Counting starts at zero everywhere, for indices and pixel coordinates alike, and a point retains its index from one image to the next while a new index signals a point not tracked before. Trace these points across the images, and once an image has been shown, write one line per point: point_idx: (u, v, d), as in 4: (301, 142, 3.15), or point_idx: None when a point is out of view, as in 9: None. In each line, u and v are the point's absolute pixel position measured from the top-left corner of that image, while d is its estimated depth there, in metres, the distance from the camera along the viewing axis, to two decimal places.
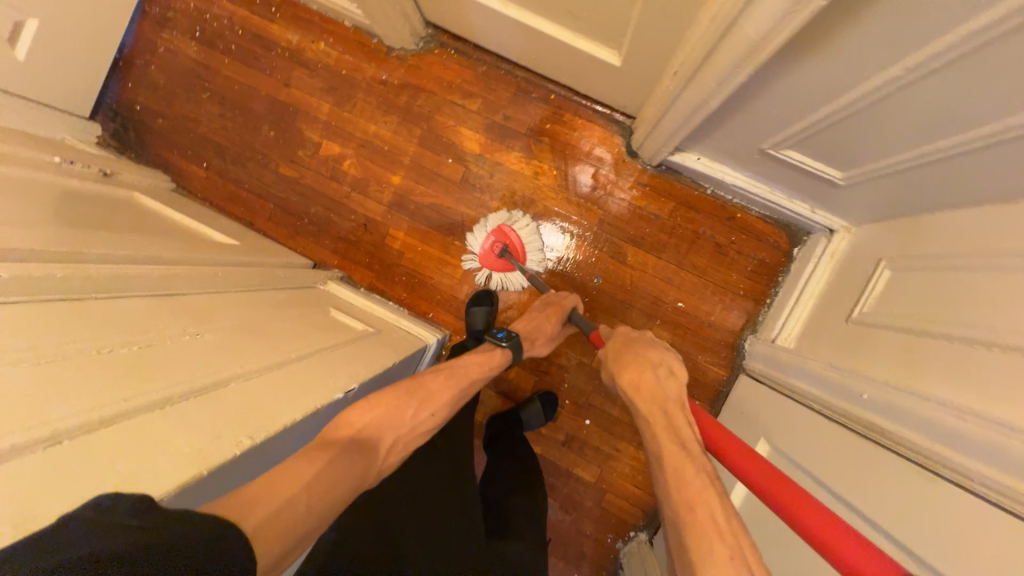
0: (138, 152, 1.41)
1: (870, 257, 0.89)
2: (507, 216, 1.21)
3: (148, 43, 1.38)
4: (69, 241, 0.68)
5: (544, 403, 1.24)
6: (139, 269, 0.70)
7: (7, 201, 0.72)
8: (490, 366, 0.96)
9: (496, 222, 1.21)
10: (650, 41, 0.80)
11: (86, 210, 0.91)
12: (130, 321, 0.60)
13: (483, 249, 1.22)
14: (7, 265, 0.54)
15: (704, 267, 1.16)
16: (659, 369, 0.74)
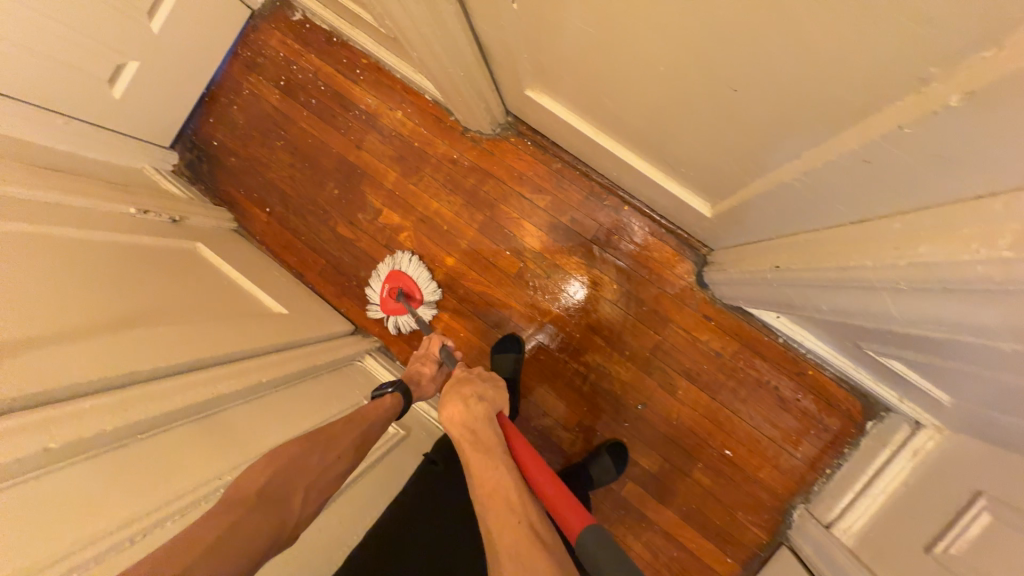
0: (207, 185, 1.44)
1: (964, 480, 0.78)
2: (392, 261, 1.24)
3: (235, 84, 1.41)
4: (128, 355, 0.68)
5: (612, 456, 1.11)
6: (188, 389, 0.69)
7: (80, 291, 0.73)
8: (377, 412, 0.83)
9: (387, 268, 1.24)
10: (752, 219, 0.73)
11: (150, 274, 0.91)
12: (172, 470, 0.60)
13: (380, 296, 1.24)
14: (67, 419, 0.54)
15: (760, 418, 1.07)
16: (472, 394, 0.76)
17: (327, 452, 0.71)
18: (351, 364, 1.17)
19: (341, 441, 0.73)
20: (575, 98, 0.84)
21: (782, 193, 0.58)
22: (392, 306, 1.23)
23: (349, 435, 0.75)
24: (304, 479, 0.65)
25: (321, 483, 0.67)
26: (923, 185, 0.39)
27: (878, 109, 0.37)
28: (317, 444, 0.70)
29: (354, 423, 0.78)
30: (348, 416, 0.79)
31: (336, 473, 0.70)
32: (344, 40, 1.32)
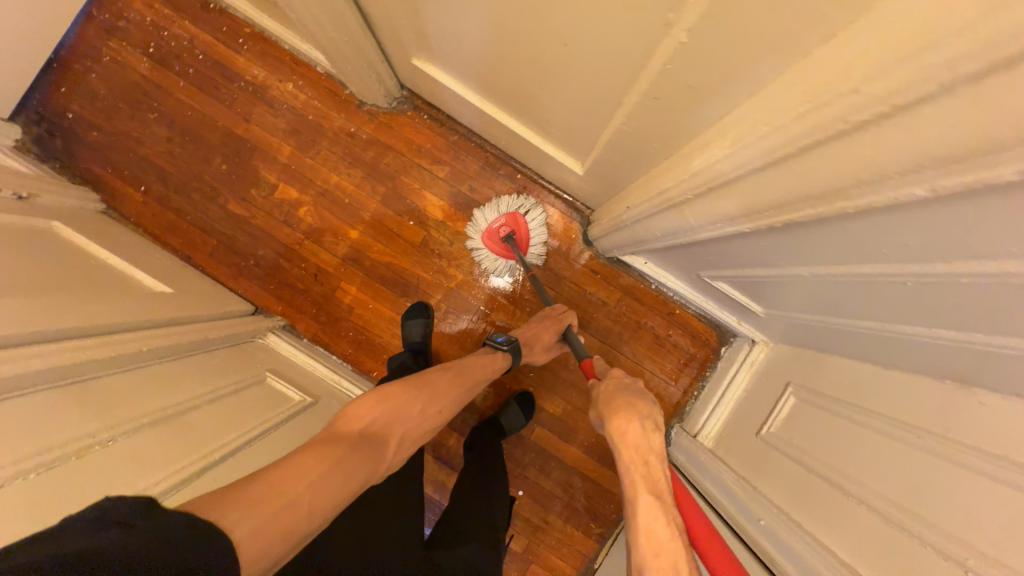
0: (64, 163, 1.28)
1: (780, 376, 1.00)
2: (519, 204, 1.21)
3: (91, 49, 1.26)
4: None
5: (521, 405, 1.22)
6: (48, 356, 0.64)
7: None
8: (491, 368, 0.96)
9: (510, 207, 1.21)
10: (608, 170, 0.86)
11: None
12: (33, 431, 0.56)
13: (489, 226, 1.22)
14: None
15: (642, 355, 1.24)
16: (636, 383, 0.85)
17: (430, 406, 0.81)
18: (252, 342, 1.14)
19: (443, 397, 0.84)
20: (457, 66, 0.90)
21: (618, 139, 0.71)
22: (493, 240, 1.22)
23: (449, 391, 0.86)
24: (403, 430, 0.75)
25: (405, 437, 0.76)
26: (689, 113, 0.51)
27: (651, 54, 0.49)
28: (428, 397, 0.81)
29: (460, 380, 0.89)
30: (453, 373, 0.89)
31: (426, 425, 0.81)
32: (221, 7, 1.25)
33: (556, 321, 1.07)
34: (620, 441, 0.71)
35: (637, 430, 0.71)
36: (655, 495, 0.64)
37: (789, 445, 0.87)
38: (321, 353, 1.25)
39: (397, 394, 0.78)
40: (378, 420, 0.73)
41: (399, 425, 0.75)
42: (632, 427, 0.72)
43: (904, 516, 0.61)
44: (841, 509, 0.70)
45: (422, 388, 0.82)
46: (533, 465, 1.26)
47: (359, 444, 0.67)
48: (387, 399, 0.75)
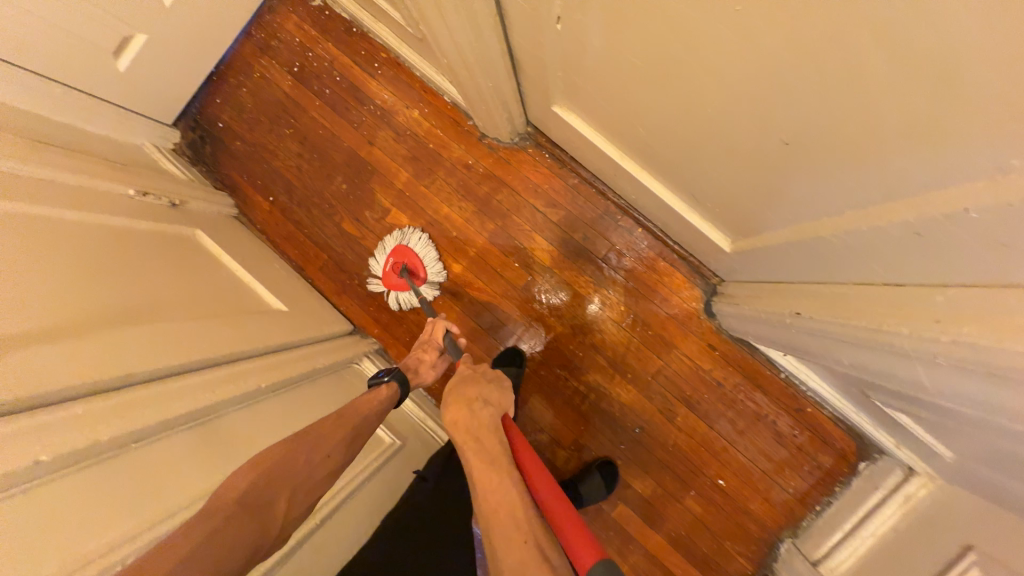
0: (209, 168, 1.39)
1: (955, 532, 0.80)
2: (400, 235, 1.23)
3: (246, 65, 1.35)
4: (125, 356, 0.65)
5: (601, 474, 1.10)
6: (176, 400, 0.66)
7: (77, 285, 0.70)
8: (377, 401, 0.82)
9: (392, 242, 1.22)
10: (775, 261, 0.72)
11: (150, 263, 0.88)
12: (164, 482, 0.59)
13: (382, 270, 1.22)
14: (66, 430, 0.53)
15: (756, 451, 1.08)
16: (477, 403, 0.74)
17: (318, 449, 0.69)
18: (349, 367, 1.15)
19: (333, 444, 0.71)
20: (604, 119, 0.82)
21: (816, 246, 0.58)
22: (392, 282, 1.22)
23: (339, 432, 0.73)
24: (291, 490, 0.63)
25: (309, 483, 0.66)
26: (975, 268, 0.38)
27: (942, 187, 0.37)
28: (307, 447, 0.68)
29: (342, 423, 0.75)
30: (338, 415, 0.76)
31: (327, 472, 0.68)
32: (363, 31, 1.28)
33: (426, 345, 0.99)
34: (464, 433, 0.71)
35: (466, 409, 0.73)
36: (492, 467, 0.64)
37: None
38: None
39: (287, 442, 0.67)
40: (276, 468, 0.63)
41: (292, 476, 0.64)
42: (463, 413, 0.72)
43: None
44: None
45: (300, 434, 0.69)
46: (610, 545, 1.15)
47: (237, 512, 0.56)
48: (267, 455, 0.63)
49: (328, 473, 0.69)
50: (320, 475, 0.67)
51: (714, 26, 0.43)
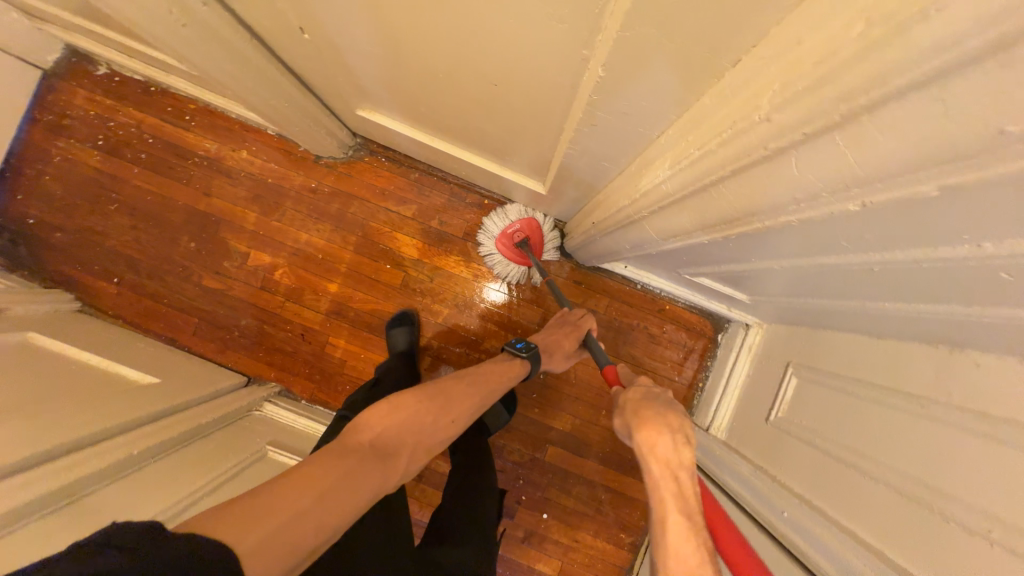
0: (32, 268, 1.27)
1: (779, 358, 0.99)
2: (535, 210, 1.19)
3: (40, 152, 1.26)
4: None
5: (503, 401, 1.21)
6: (22, 491, 0.63)
7: None
8: (509, 374, 0.92)
9: (526, 213, 1.18)
10: (569, 187, 0.85)
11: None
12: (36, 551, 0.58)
13: (504, 230, 1.18)
14: None
15: (641, 356, 1.23)
16: (679, 433, 0.63)
17: (455, 415, 0.80)
18: (248, 415, 1.12)
19: (463, 406, 0.82)
20: (402, 111, 0.91)
21: (571, 161, 0.70)
22: (506, 246, 1.18)
23: (471, 397, 0.83)
24: (414, 445, 0.73)
25: (429, 445, 0.76)
26: (628, 135, 0.51)
27: (576, 85, 0.49)
28: (442, 406, 0.78)
29: (478, 387, 0.86)
30: (474, 381, 0.87)
31: (445, 438, 0.78)
32: (163, 88, 1.25)
33: (574, 327, 1.04)
34: (651, 457, 0.61)
35: (666, 442, 0.62)
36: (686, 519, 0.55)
37: (800, 428, 0.86)
38: (320, 412, 1.23)
39: (432, 399, 0.78)
40: (405, 421, 0.72)
41: (420, 430, 0.74)
42: (663, 440, 0.61)
43: (922, 489, 0.59)
44: (863, 492, 0.68)
45: (437, 397, 0.78)
46: (552, 486, 1.24)
47: (364, 459, 0.65)
48: (404, 402, 0.74)
49: (449, 433, 0.79)
50: (439, 437, 0.77)
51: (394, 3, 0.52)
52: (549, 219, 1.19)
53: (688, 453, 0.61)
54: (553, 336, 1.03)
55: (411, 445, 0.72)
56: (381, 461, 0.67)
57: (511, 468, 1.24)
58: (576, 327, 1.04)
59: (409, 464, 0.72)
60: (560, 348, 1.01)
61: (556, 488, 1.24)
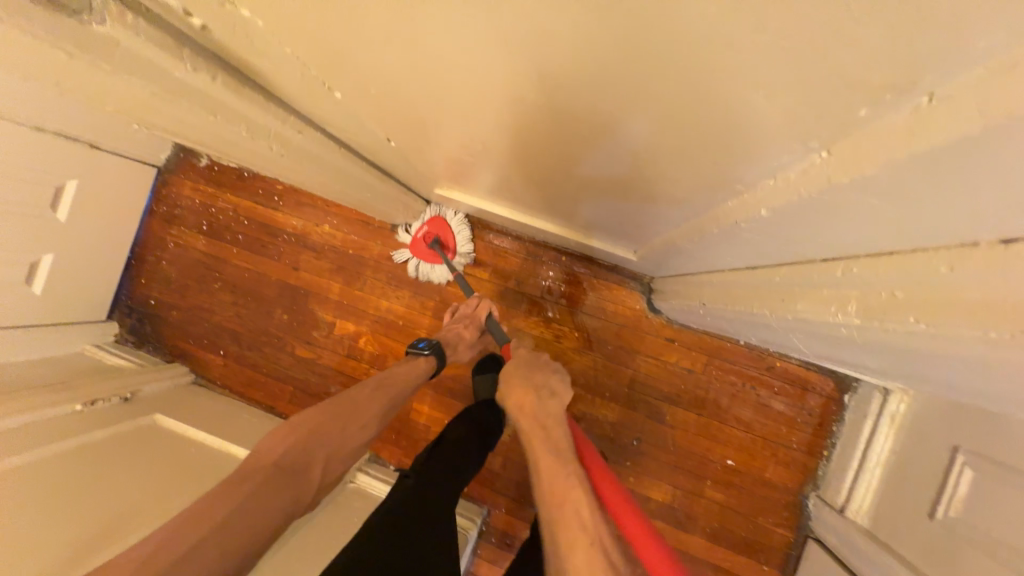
0: (155, 345, 1.41)
1: (941, 438, 0.81)
2: (439, 208, 1.18)
3: (158, 240, 1.40)
4: None
5: None
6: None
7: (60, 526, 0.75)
8: (417, 372, 0.91)
9: (431, 212, 1.18)
10: (672, 260, 0.77)
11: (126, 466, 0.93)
12: None
13: (415, 236, 1.19)
14: None
15: (749, 421, 1.09)
16: (542, 391, 0.78)
17: (363, 417, 0.78)
18: (344, 489, 1.13)
19: (368, 411, 0.79)
20: (478, 188, 0.88)
21: (690, 247, 0.62)
22: (421, 249, 1.20)
23: (376, 399, 0.81)
24: (326, 454, 0.70)
25: (342, 453, 0.74)
26: (782, 255, 0.43)
27: (719, 204, 0.42)
28: (349, 416, 0.76)
29: (385, 390, 0.84)
30: (378, 385, 0.84)
31: (359, 445, 0.77)
32: (254, 173, 1.34)
33: (470, 319, 1.05)
34: (521, 415, 0.76)
35: (534, 400, 0.77)
36: (554, 454, 0.67)
37: (982, 537, 0.69)
38: None
39: (333, 407, 0.75)
40: (303, 437, 0.69)
41: (322, 441, 0.71)
42: (529, 398, 0.77)
43: None
44: None
45: (341, 405, 0.76)
46: None
47: (270, 477, 0.62)
48: (307, 418, 0.72)
49: (362, 439, 0.77)
50: (353, 444, 0.75)
51: (498, 121, 0.48)
52: (456, 213, 1.16)
53: (550, 404, 0.76)
54: (451, 331, 1.03)
55: (318, 457, 0.69)
56: (287, 475, 0.64)
57: None
58: (473, 318, 1.05)
59: (322, 474, 0.70)
60: (461, 340, 1.02)
61: None
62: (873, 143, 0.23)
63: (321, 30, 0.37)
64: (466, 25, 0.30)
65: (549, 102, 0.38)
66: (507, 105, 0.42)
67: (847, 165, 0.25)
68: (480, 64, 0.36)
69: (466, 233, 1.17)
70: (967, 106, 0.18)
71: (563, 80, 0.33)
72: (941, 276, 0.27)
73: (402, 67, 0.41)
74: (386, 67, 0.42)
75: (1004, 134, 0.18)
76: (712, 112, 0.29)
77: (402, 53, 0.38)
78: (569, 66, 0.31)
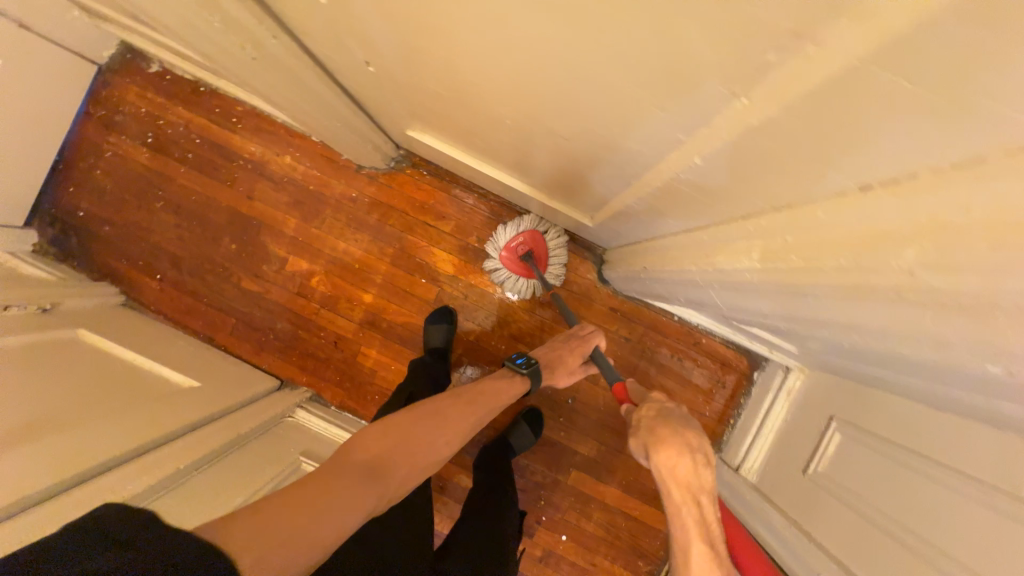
0: (81, 260, 1.30)
1: (822, 409, 0.96)
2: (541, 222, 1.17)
3: (91, 146, 1.28)
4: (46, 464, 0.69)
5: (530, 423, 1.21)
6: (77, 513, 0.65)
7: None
8: (508, 393, 0.93)
9: (530, 224, 1.17)
10: (622, 226, 0.84)
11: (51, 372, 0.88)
12: None
13: (508, 244, 1.17)
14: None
15: (672, 389, 1.21)
16: (699, 455, 0.63)
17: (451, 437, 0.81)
18: (281, 422, 1.13)
19: (456, 424, 0.82)
20: (451, 134, 0.90)
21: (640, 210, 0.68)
22: (511, 259, 1.18)
23: (466, 415, 0.85)
24: (411, 457, 0.73)
25: (421, 463, 0.75)
26: (708, 210, 0.49)
27: (662, 157, 0.48)
28: (439, 424, 0.79)
29: (475, 407, 0.87)
30: (471, 398, 0.88)
31: (444, 454, 0.80)
32: (210, 88, 1.25)
33: (579, 341, 1.02)
34: (672, 483, 0.63)
35: (690, 468, 0.63)
36: (708, 543, 0.60)
37: (839, 487, 0.83)
38: (348, 419, 1.24)
39: (426, 413, 0.79)
40: (396, 442, 0.73)
41: (410, 450, 0.74)
42: (683, 463, 0.63)
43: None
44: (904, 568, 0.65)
45: (435, 414, 0.80)
46: (573, 509, 1.24)
47: (362, 472, 0.65)
48: (402, 421, 0.75)
49: (444, 449, 0.80)
50: (436, 452, 0.78)
51: (473, 57, 0.50)
52: (554, 232, 1.18)
53: (709, 477, 0.62)
54: (555, 351, 1.02)
55: (405, 463, 0.72)
56: (378, 474, 0.67)
57: (533, 489, 1.25)
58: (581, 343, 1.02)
59: (405, 479, 0.72)
60: (561, 365, 0.99)
61: (577, 511, 1.24)
62: (775, 94, 0.28)
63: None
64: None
65: (522, 40, 0.41)
66: (482, 39, 0.45)
67: (758, 111, 0.31)
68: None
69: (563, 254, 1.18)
70: (835, 56, 0.23)
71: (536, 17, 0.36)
72: (818, 221, 0.34)
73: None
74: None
75: (865, 82, 0.23)
76: (659, 67, 0.33)
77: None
78: (542, 1, 0.34)
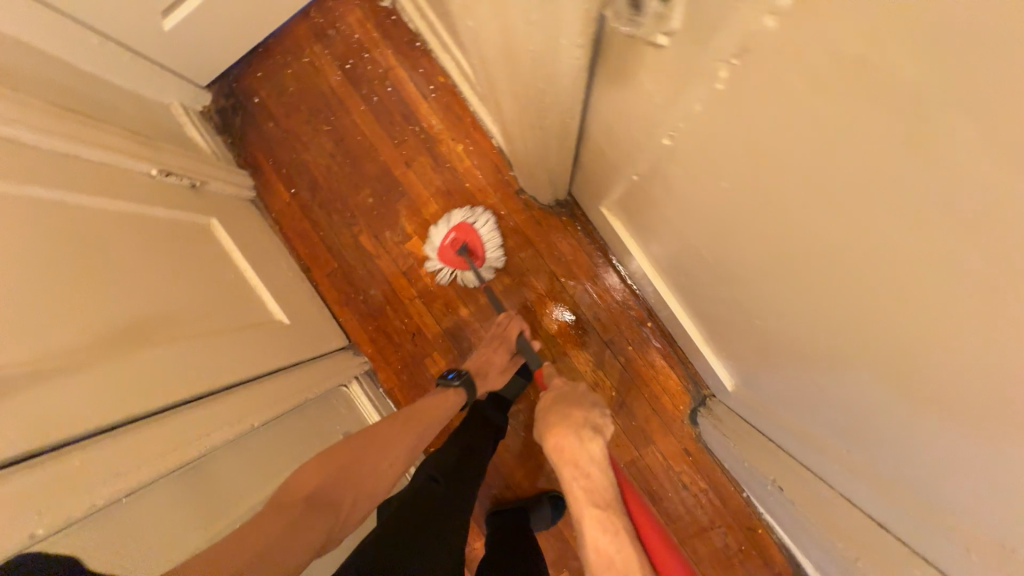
0: (234, 140, 1.33)
1: None
2: (468, 212, 1.18)
3: (295, 46, 1.29)
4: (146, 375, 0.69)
5: (553, 508, 1.16)
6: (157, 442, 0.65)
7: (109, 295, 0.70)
8: (443, 407, 0.90)
9: (459, 218, 1.17)
10: (767, 424, 0.77)
11: (174, 262, 0.87)
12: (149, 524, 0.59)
13: (442, 242, 1.16)
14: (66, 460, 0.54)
15: (703, 557, 1.13)
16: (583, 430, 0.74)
17: (372, 461, 0.75)
18: (337, 390, 1.12)
19: (399, 450, 0.80)
20: (644, 237, 0.85)
21: (833, 459, 0.60)
22: (448, 257, 1.17)
23: (403, 441, 0.81)
24: (356, 489, 0.71)
25: (372, 492, 0.73)
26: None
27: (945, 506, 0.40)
28: (377, 452, 0.76)
29: (409, 429, 0.83)
30: (403, 421, 0.84)
31: (392, 477, 0.77)
32: (424, 48, 1.24)
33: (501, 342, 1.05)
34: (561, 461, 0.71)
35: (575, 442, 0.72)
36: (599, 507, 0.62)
37: None
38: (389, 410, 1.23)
39: (361, 441, 0.76)
40: (335, 471, 0.70)
41: (352, 478, 0.71)
42: (569, 441, 0.72)
43: None
44: None
45: (368, 442, 0.77)
46: None
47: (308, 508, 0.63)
48: (334, 453, 0.72)
49: (390, 478, 0.77)
50: (379, 479, 0.75)
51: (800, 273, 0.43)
52: (485, 220, 1.17)
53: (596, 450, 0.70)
54: (482, 358, 1.03)
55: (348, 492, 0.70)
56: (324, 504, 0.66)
57: None
58: (502, 338, 1.06)
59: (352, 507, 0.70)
60: (491, 366, 1.02)
61: None
62: None
63: (790, 149, 0.31)
64: (978, 317, 0.25)
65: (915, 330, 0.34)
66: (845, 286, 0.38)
67: None
68: (899, 309, 0.31)
69: (496, 242, 1.17)
70: None
71: (981, 406, 0.29)
72: None
73: (807, 221, 0.35)
74: (778, 198, 0.36)
75: None
76: None
77: (837, 227, 0.32)
78: None
